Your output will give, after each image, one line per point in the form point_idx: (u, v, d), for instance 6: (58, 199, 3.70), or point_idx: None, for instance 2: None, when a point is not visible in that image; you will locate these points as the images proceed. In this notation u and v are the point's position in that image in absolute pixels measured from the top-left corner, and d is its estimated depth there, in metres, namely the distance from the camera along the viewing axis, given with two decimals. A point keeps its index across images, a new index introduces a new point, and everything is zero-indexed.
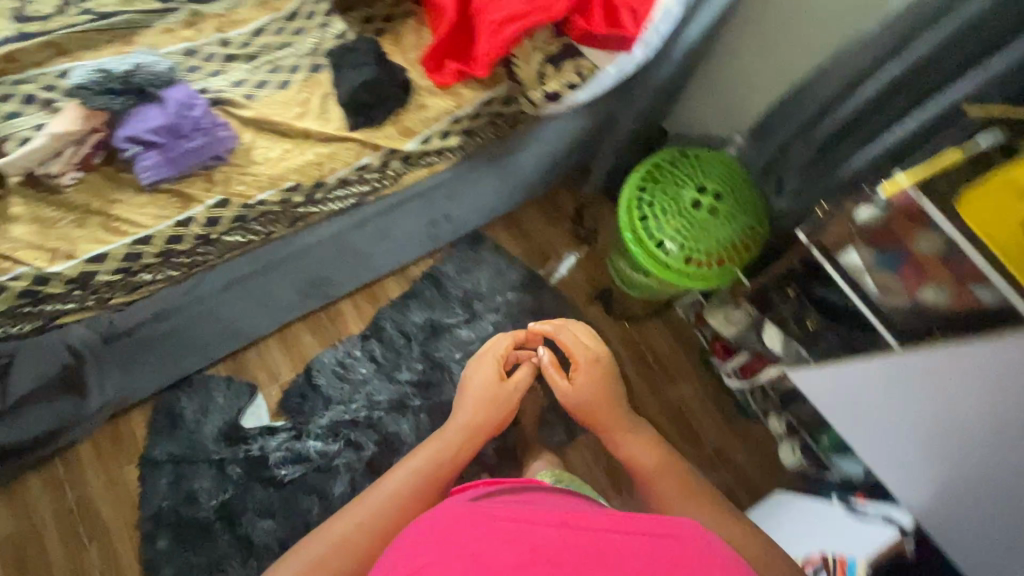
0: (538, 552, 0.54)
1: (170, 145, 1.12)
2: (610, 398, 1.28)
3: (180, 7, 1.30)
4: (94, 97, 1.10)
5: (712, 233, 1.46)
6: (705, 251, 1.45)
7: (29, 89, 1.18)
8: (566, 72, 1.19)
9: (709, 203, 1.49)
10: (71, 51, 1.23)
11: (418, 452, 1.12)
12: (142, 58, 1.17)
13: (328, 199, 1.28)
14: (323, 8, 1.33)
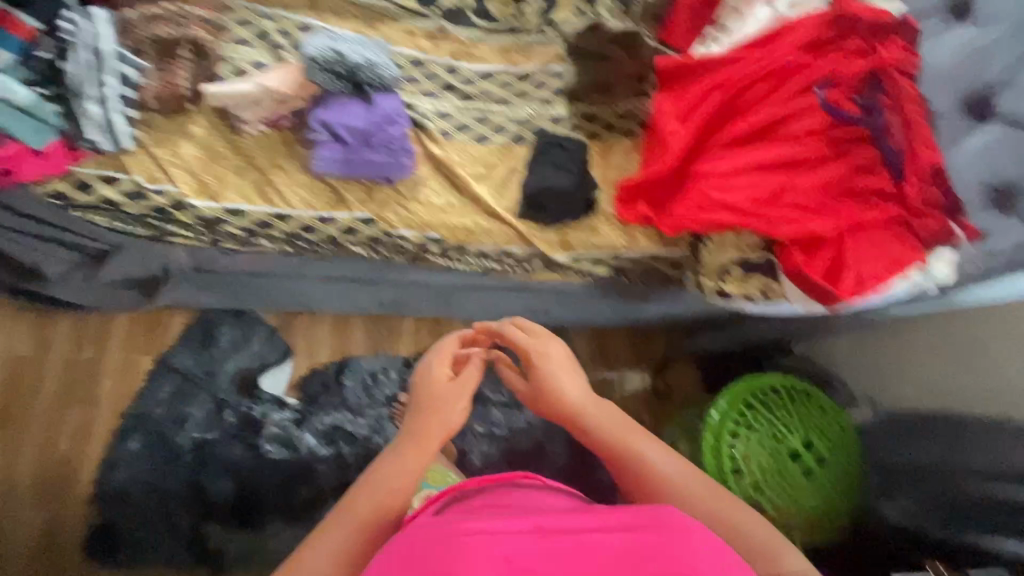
0: (515, 564, 0.53)
1: (355, 147, 1.10)
2: (569, 376, 0.90)
3: (431, 17, 1.30)
4: (318, 71, 1.10)
5: (793, 491, 1.30)
6: (775, 503, 1.29)
7: (268, 27, 1.20)
8: (750, 286, 1.11)
9: (809, 464, 1.33)
10: (320, 10, 1.25)
11: (330, 528, 0.73)
12: (377, 55, 1.16)
13: (457, 260, 1.23)
14: (555, 85, 1.29)
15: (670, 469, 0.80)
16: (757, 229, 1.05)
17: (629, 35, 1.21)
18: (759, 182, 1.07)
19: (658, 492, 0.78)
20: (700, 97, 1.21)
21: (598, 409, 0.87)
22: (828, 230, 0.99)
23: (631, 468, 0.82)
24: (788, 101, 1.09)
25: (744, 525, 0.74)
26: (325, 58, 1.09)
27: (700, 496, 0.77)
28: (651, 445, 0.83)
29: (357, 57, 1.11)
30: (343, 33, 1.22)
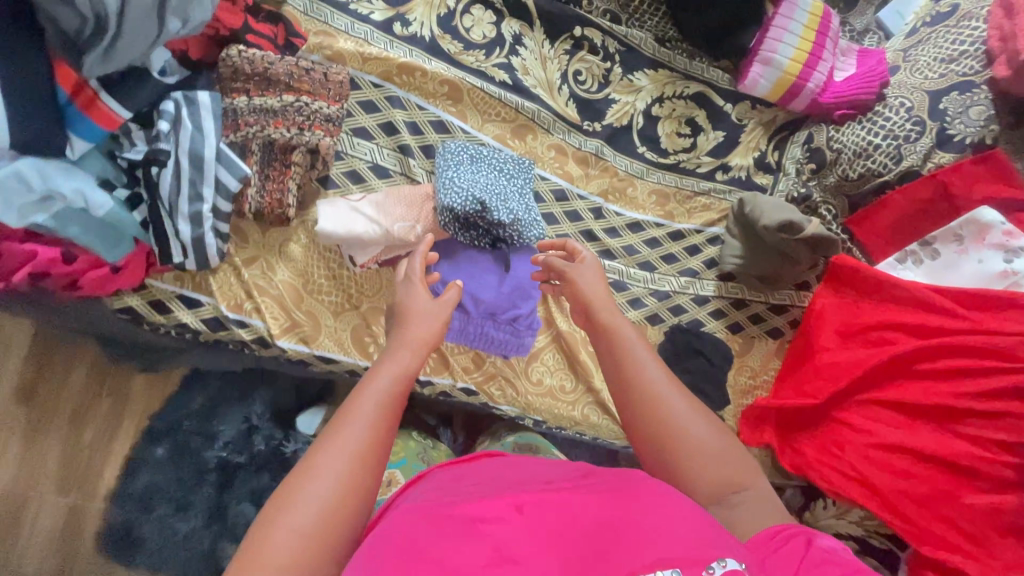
0: (503, 556, 0.50)
1: (476, 317, 0.93)
2: (617, 323, 0.79)
3: (589, 136, 1.06)
4: (453, 219, 0.90)
5: None
6: None
7: (397, 118, 0.97)
8: (858, 565, 1.02)
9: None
10: (462, 102, 1.00)
11: (319, 458, 0.59)
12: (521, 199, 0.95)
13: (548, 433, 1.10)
14: (707, 254, 1.10)
15: (691, 423, 0.71)
16: (894, 525, 0.95)
17: (829, 242, 0.99)
18: (914, 473, 0.95)
19: (670, 442, 0.70)
20: (876, 330, 1.04)
21: (621, 340, 0.77)
22: (978, 568, 0.88)
23: (649, 413, 0.72)
24: (983, 393, 0.93)
25: (715, 454, 0.70)
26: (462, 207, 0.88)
27: (709, 445, 0.70)
28: (675, 392, 0.73)
29: (500, 209, 0.90)
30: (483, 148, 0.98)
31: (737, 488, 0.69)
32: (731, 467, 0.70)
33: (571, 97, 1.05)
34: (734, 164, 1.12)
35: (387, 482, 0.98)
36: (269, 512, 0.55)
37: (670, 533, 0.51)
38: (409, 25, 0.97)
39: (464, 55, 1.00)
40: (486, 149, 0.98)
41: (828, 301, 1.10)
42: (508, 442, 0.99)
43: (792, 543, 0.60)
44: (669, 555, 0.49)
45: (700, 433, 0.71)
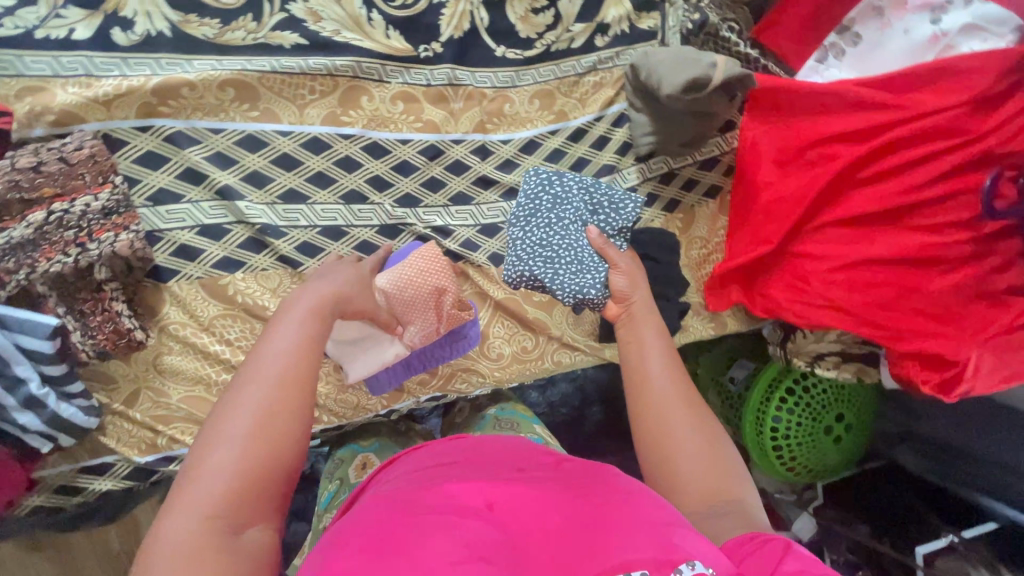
0: (472, 552, 0.46)
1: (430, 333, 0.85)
2: (642, 315, 0.82)
3: (433, 64, 0.84)
4: (512, 280, 0.82)
5: (823, 461, 1.34)
6: (809, 469, 1.34)
7: (195, 159, 0.75)
8: (846, 371, 1.06)
9: (840, 433, 1.31)
10: (262, 98, 0.77)
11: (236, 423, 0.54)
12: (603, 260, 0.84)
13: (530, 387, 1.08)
14: (618, 140, 0.95)
15: (686, 428, 0.71)
16: (872, 335, 0.96)
17: (742, 78, 0.83)
18: (880, 281, 0.94)
19: (660, 437, 0.71)
20: (814, 148, 0.94)
21: (635, 327, 0.81)
22: (952, 347, 0.92)
23: (648, 405, 0.74)
24: (932, 180, 0.87)
25: (712, 444, 0.70)
26: (523, 268, 0.81)
27: (698, 450, 0.70)
28: (677, 387, 0.75)
29: (570, 279, 0.81)
30: (564, 180, 0.85)
31: (720, 497, 0.65)
32: (715, 477, 0.67)
33: (388, 24, 0.80)
34: (611, 18, 0.91)
35: (365, 467, 0.88)
36: (199, 454, 0.53)
37: (648, 542, 0.47)
38: (133, 25, 0.70)
39: (228, 32, 0.74)
40: (564, 186, 0.84)
41: (759, 132, 1.00)
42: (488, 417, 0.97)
43: (765, 545, 0.55)
44: (637, 557, 0.45)
45: (691, 437, 0.71)
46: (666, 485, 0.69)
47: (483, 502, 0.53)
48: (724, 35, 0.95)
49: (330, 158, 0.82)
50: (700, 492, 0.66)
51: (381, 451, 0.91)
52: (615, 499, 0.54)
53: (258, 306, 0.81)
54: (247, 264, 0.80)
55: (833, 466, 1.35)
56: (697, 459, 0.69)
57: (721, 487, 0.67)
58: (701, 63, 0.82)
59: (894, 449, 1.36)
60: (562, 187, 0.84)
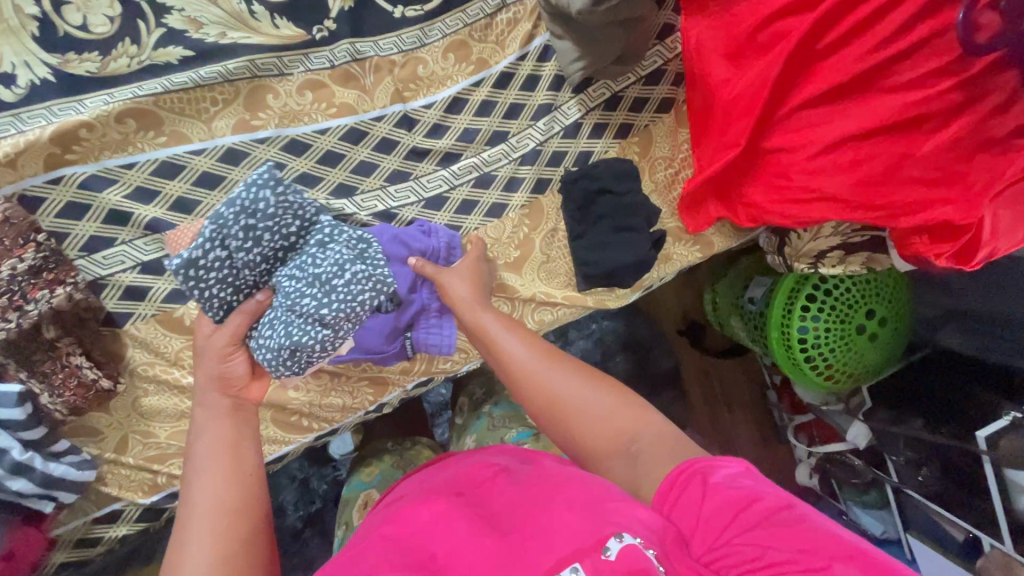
0: None
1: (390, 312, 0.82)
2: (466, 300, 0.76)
3: (331, 43, 0.80)
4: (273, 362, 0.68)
5: (861, 359, 1.24)
6: (848, 370, 1.24)
7: (114, 199, 0.74)
8: (853, 265, 0.97)
9: (875, 329, 1.22)
10: (165, 121, 0.75)
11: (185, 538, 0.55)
12: (338, 245, 0.70)
13: None
14: (549, 74, 0.89)
15: (555, 381, 0.66)
16: (868, 219, 0.88)
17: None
18: (865, 156, 0.85)
19: (551, 412, 0.65)
20: (763, 30, 0.85)
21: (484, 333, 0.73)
22: (961, 210, 0.82)
23: (517, 380, 0.69)
24: (896, 33, 0.78)
25: (588, 393, 0.65)
26: (313, 362, 0.72)
27: (593, 405, 0.64)
28: (537, 357, 0.69)
29: (339, 305, 0.68)
30: (209, 261, 0.66)
31: (625, 440, 0.61)
32: (613, 417, 0.63)
33: (272, 13, 0.76)
34: None
35: None
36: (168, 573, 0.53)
37: (583, 532, 0.48)
38: (15, 78, 0.68)
39: (112, 62, 0.71)
40: (229, 250, 0.67)
41: (701, 29, 0.91)
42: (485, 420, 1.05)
43: (699, 487, 0.52)
44: (571, 551, 0.47)
45: (583, 393, 0.65)
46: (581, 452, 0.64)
47: (427, 554, 0.50)
48: None
49: (252, 166, 0.79)
50: (604, 446, 0.62)
51: (382, 484, 1.00)
52: (553, 499, 0.53)
53: None
54: (197, 291, 0.79)
55: (874, 364, 1.26)
56: (586, 410, 0.64)
57: (616, 427, 0.62)
58: None
59: (937, 332, 1.24)
60: (221, 261, 0.66)
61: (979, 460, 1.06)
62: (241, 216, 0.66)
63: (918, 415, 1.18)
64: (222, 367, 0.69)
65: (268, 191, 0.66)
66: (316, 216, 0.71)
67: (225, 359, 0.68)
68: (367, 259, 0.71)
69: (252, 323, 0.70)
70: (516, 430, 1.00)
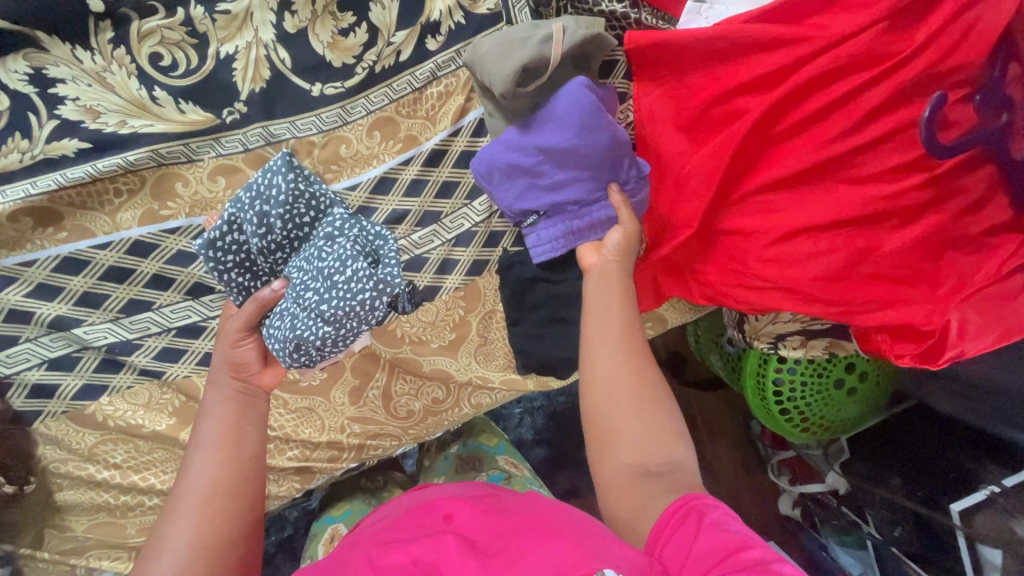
0: None
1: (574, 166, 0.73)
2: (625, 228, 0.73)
3: (243, 126, 0.75)
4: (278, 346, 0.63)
5: (840, 418, 1.08)
6: (826, 426, 1.09)
7: (15, 297, 0.71)
8: (814, 349, 0.91)
9: (855, 385, 1.04)
10: (64, 216, 0.71)
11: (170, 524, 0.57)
12: (349, 239, 0.63)
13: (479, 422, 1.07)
14: (485, 151, 0.82)
15: (618, 369, 0.64)
16: (828, 313, 0.80)
17: (593, 41, 0.71)
18: (826, 249, 0.77)
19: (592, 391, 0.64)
20: (716, 106, 0.78)
21: (614, 282, 0.69)
22: (926, 312, 0.76)
23: (613, 366, 0.64)
24: (859, 123, 0.71)
25: (660, 406, 0.63)
26: (334, 350, 0.64)
27: (625, 397, 0.63)
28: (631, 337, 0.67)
29: (341, 302, 0.61)
30: (226, 242, 0.64)
31: (658, 462, 0.60)
32: (644, 439, 0.61)
33: (176, 98, 0.71)
34: (438, 14, 0.76)
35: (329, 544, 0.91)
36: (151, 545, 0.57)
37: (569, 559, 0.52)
38: None
39: (2, 158, 0.67)
40: (248, 234, 0.63)
41: (653, 98, 0.83)
42: (452, 458, 1.01)
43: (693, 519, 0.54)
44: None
45: (617, 371, 0.64)
46: (606, 438, 0.63)
47: (408, 559, 0.55)
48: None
49: (162, 258, 0.76)
50: (626, 453, 0.61)
51: (348, 518, 0.96)
52: (541, 531, 0.57)
53: (134, 426, 0.78)
54: (110, 385, 0.77)
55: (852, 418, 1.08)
56: (628, 404, 0.63)
57: (645, 443, 0.61)
58: (530, 42, 0.68)
59: (919, 390, 0.98)
60: (237, 244, 0.64)
61: (941, 547, 0.99)
62: (257, 203, 0.63)
63: (893, 471, 1.05)
64: (232, 352, 0.66)
65: (281, 179, 0.62)
66: (329, 206, 0.65)
67: (237, 345, 0.65)
68: (381, 258, 0.63)
69: (265, 312, 0.66)
70: (488, 472, 0.96)
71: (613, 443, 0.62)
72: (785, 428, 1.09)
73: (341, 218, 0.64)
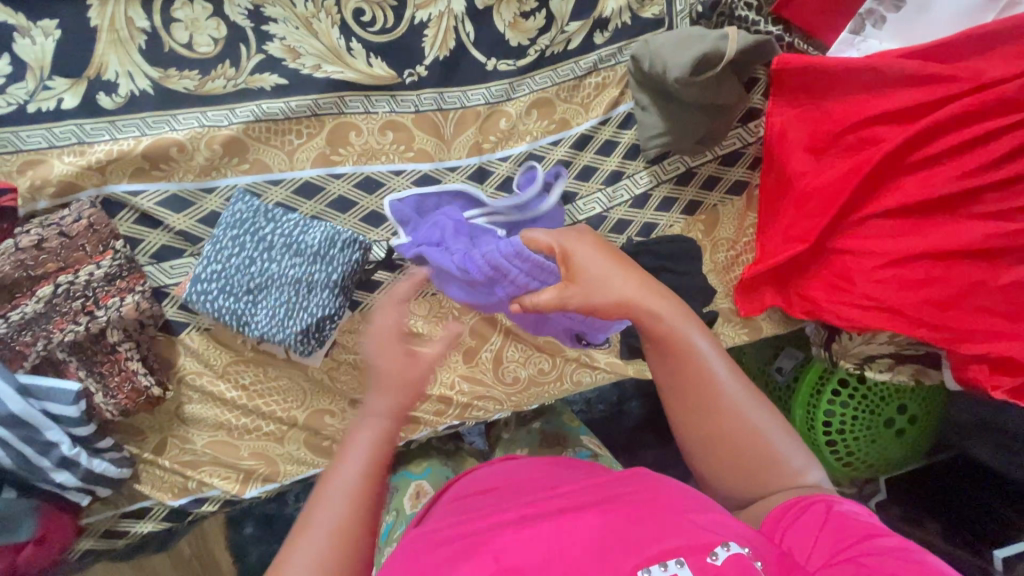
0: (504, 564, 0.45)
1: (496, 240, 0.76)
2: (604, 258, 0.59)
3: (420, 88, 0.80)
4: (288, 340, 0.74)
5: (886, 460, 1.10)
6: (869, 467, 1.11)
7: (190, 214, 0.76)
8: (899, 375, 0.96)
9: (905, 426, 1.06)
10: (250, 150, 0.76)
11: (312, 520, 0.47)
12: (300, 231, 0.75)
13: (558, 405, 1.08)
14: (626, 143, 0.88)
15: (681, 374, 0.57)
16: (928, 338, 0.85)
17: (762, 45, 0.75)
18: (938, 277, 0.81)
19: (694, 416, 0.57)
20: (851, 133, 0.83)
21: (664, 305, 0.57)
22: None
23: (693, 379, 0.57)
24: (992, 164, 0.76)
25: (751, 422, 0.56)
26: (327, 336, 0.77)
27: (715, 412, 0.56)
28: (701, 371, 0.57)
29: (323, 269, 0.74)
30: (207, 274, 0.73)
31: (752, 462, 0.55)
32: (735, 436, 0.56)
33: (369, 52, 0.77)
34: (610, 12, 0.83)
35: (418, 495, 0.92)
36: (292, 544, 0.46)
37: (679, 522, 0.46)
38: (117, 87, 0.70)
39: (209, 82, 0.73)
40: (221, 261, 0.73)
41: (788, 116, 0.88)
42: (535, 433, 1.00)
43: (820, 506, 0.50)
44: (673, 545, 0.44)
45: (704, 405, 0.57)
46: (729, 471, 0.57)
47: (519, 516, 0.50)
48: (742, 14, 0.82)
49: (322, 202, 0.80)
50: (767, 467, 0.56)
51: (432, 476, 0.94)
52: (645, 496, 0.51)
53: (268, 352, 0.81)
54: None
55: (896, 459, 1.11)
56: (735, 432, 0.56)
57: (766, 462, 0.56)
58: (707, 39, 0.74)
59: (967, 439, 1.04)
60: (216, 273, 0.73)
61: None
62: (208, 250, 0.73)
63: (935, 518, 1.07)
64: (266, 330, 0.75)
65: (238, 205, 0.74)
66: (275, 212, 0.75)
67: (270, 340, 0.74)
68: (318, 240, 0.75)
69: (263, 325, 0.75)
70: (574, 450, 0.96)
71: (728, 463, 0.56)
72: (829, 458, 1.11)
73: (301, 228, 0.75)
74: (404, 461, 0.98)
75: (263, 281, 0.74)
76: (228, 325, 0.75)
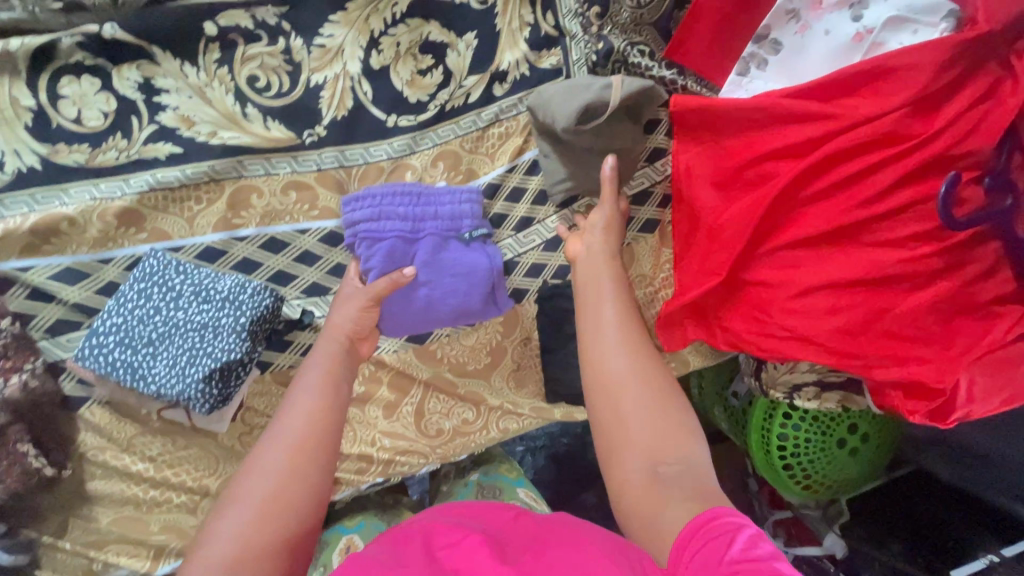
0: None
1: (431, 263, 0.80)
2: (599, 287, 0.74)
3: (320, 147, 0.81)
4: (194, 397, 0.70)
5: (847, 480, 1.04)
6: (830, 488, 1.05)
7: (83, 286, 0.74)
8: (828, 401, 0.96)
9: (859, 444, 1.02)
10: (146, 219, 0.76)
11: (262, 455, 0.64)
12: (204, 284, 0.72)
13: (497, 450, 1.06)
14: (534, 189, 0.88)
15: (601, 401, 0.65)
16: (846, 367, 0.83)
17: (648, 92, 0.77)
18: (846, 305, 0.81)
19: (617, 445, 0.62)
20: (751, 167, 0.84)
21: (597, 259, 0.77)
22: (936, 371, 0.80)
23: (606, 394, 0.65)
24: (881, 193, 0.77)
25: (665, 442, 0.60)
26: (232, 391, 0.74)
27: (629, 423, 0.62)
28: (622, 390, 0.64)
29: (228, 318, 0.71)
30: (106, 327, 0.71)
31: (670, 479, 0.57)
32: (659, 453, 0.59)
33: (265, 115, 0.78)
34: (507, 65, 0.85)
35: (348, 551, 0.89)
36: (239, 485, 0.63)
37: None
38: (3, 165, 0.70)
39: (100, 155, 0.73)
40: (123, 314, 0.71)
41: (691, 155, 0.90)
42: (471, 483, 0.97)
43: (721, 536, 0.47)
44: None
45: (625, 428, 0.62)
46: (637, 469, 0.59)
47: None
48: (634, 60, 0.86)
49: (226, 265, 0.80)
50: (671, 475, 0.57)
51: (364, 532, 0.91)
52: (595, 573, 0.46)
53: (175, 420, 0.79)
54: None
55: (858, 480, 1.05)
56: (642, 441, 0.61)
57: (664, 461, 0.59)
58: (592, 88, 0.76)
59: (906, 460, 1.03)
60: (116, 327, 0.71)
61: None
62: (111, 309, 0.71)
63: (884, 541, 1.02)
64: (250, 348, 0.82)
65: (150, 259, 0.72)
66: (179, 263, 0.73)
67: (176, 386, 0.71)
68: (215, 293, 0.72)
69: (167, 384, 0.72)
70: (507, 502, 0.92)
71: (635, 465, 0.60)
72: (784, 482, 1.07)
73: (211, 278, 0.73)
74: (337, 518, 0.95)
75: (170, 331, 0.72)
76: (122, 381, 0.71)
